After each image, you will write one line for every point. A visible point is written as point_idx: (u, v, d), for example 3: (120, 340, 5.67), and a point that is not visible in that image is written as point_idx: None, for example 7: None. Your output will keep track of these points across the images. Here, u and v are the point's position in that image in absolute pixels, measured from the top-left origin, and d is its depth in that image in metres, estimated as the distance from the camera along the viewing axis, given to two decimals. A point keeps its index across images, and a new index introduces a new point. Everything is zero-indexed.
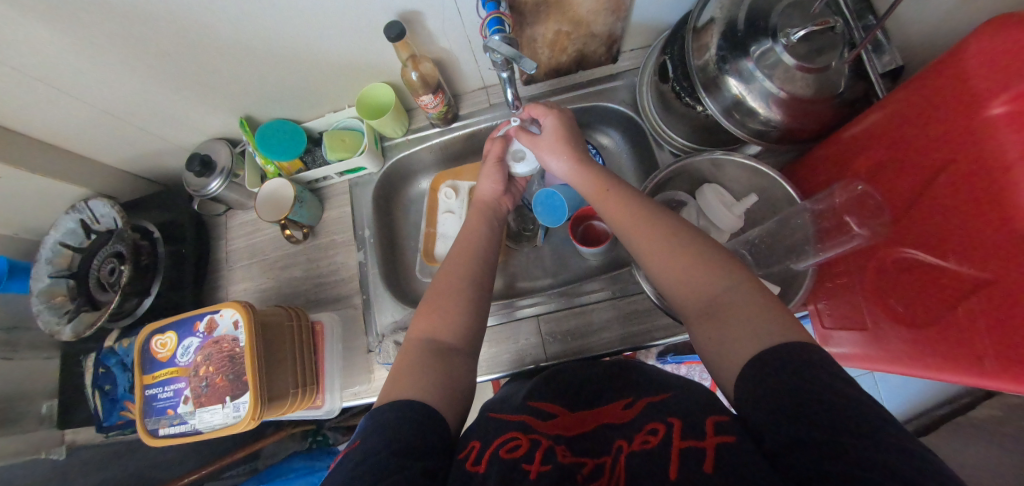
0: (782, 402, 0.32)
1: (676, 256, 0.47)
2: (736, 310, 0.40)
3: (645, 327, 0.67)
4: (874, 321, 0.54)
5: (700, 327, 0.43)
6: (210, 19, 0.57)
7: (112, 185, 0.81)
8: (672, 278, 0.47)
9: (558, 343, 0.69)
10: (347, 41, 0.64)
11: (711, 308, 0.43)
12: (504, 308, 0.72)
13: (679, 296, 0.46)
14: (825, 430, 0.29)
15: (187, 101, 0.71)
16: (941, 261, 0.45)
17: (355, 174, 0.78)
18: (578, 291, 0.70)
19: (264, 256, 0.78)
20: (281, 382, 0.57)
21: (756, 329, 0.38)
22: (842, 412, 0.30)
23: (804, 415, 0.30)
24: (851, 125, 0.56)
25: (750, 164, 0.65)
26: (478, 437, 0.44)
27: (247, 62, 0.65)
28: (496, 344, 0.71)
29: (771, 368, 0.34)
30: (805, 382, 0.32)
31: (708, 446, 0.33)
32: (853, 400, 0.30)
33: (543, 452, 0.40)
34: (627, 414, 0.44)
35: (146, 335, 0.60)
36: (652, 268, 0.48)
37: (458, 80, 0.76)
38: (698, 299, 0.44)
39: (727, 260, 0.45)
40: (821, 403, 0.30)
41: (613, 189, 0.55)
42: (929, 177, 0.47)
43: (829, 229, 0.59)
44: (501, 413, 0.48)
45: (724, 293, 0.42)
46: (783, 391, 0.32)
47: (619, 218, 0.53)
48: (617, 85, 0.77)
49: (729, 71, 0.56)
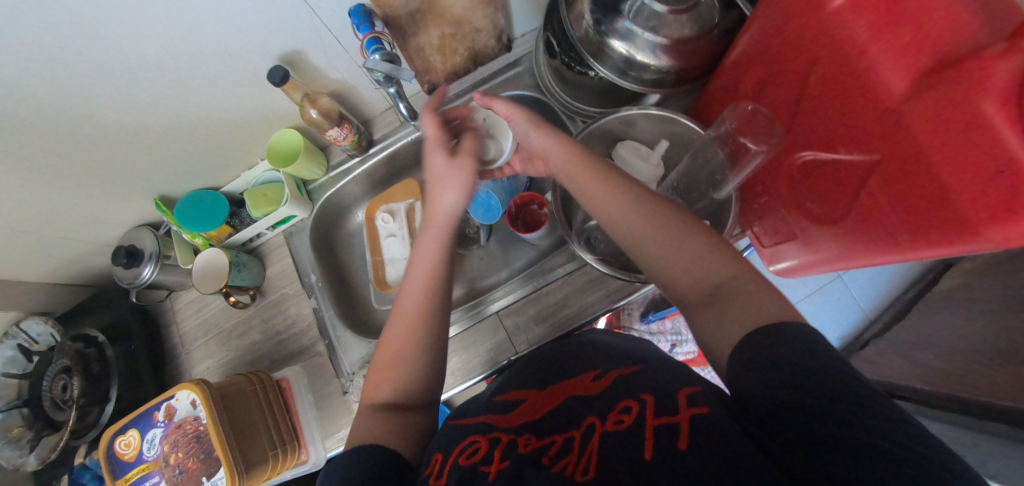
0: (771, 371, 0.32)
1: (677, 244, 0.45)
2: (743, 295, 0.40)
3: (604, 293, 0.68)
4: (801, 229, 0.56)
5: (705, 313, 0.42)
6: (85, 110, 0.55)
7: (43, 301, 0.78)
8: (673, 263, 0.45)
9: (526, 331, 0.69)
10: (239, 96, 0.64)
11: (711, 295, 0.42)
12: (473, 310, 0.73)
13: (677, 284, 0.46)
14: (816, 394, 0.30)
15: (92, 197, 0.69)
16: (835, 154, 0.48)
17: (287, 224, 0.77)
18: (540, 272, 0.71)
19: (219, 329, 0.77)
20: (257, 449, 0.56)
21: (757, 309, 0.38)
22: (830, 380, 0.30)
23: (785, 381, 0.31)
24: (729, 53, 0.59)
25: (657, 113, 0.66)
26: (440, 448, 0.44)
27: (142, 143, 0.64)
28: (467, 348, 0.71)
29: (764, 340, 0.35)
30: (795, 352, 0.32)
31: (681, 420, 0.35)
32: (840, 371, 0.30)
33: (503, 448, 0.41)
34: (595, 385, 0.45)
35: (109, 440, 0.58)
36: (652, 256, 0.47)
37: (364, 106, 0.76)
38: (702, 288, 0.43)
39: (734, 253, 0.45)
40: (811, 368, 0.31)
41: (586, 170, 0.53)
42: (804, 79, 0.49)
43: (734, 152, 0.62)
44: (465, 418, 0.49)
45: (729, 280, 0.42)
46: (774, 361, 0.33)
47: (606, 202, 0.51)
48: (519, 72, 0.79)
49: (609, 33, 0.58)
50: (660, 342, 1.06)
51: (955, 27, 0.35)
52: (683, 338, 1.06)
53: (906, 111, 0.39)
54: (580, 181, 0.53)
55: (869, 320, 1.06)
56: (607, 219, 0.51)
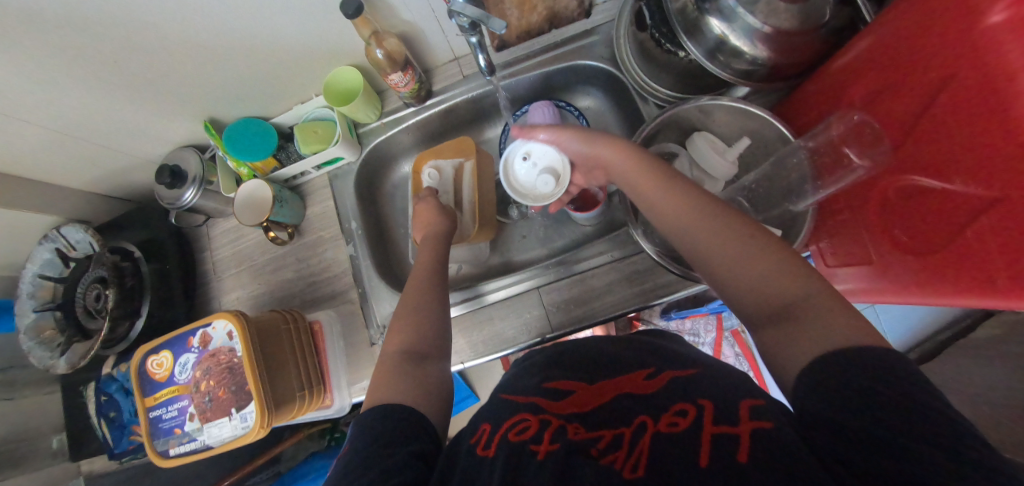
0: (851, 401, 0.29)
1: (746, 258, 0.41)
2: (821, 316, 0.35)
3: (649, 286, 0.66)
4: (878, 254, 0.53)
5: (769, 331, 0.38)
6: (151, 18, 0.52)
7: (82, 209, 0.78)
8: (739, 280, 0.41)
9: (559, 312, 0.68)
10: (304, 25, 0.60)
11: (782, 311, 0.38)
12: (468, 298, 0.71)
13: (744, 300, 0.41)
14: (911, 432, 0.26)
15: (143, 110, 0.67)
16: (947, 184, 0.43)
17: (333, 165, 0.75)
18: (570, 260, 0.69)
19: (252, 261, 0.76)
20: (286, 388, 0.56)
21: (830, 330, 0.34)
22: (930, 423, 0.26)
23: (865, 412, 0.28)
24: (840, 55, 0.54)
25: (740, 106, 0.62)
26: (488, 421, 0.45)
27: (200, 61, 0.61)
28: (501, 319, 0.70)
29: (841, 365, 0.31)
30: (892, 387, 0.28)
31: (742, 433, 0.32)
32: (942, 414, 0.27)
33: (553, 431, 0.39)
34: (652, 385, 0.43)
35: (142, 357, 0.58)
36: (716, 271, 0.43)
37: (428, 54, 0.72)
38: (765, 303, 0.39)
39: (817, 272, 0.39)
40: (905, 410, 0.27)
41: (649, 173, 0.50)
42: (932, 99, 0.44)
43: (827, 165, 0.58)
44: (515, 395, 0.49)
45: (798, 298, 0.37)
46: (863, 391, 0.29)
47: (669, 209, 0.48)
48: (594, 41, 0.73)
49: (709, 11, 0.54)
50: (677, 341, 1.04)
51: None
52: (701, 341, 1.04)
53: None
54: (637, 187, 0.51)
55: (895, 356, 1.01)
56: (669, 229, 0.48)
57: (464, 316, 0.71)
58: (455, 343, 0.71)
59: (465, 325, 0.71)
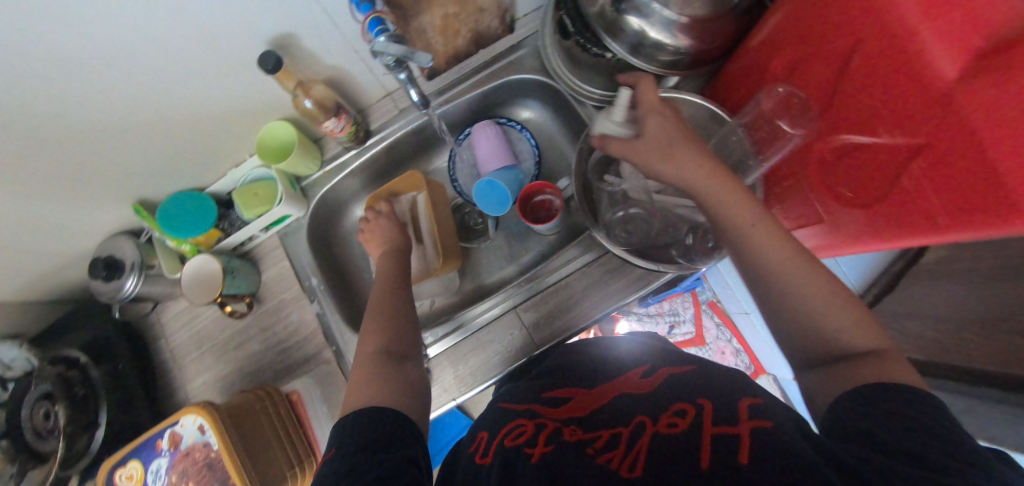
0: (878, 434, 0.29)
1: (802, 272, 0.40)
2: (878, 361, 0.35)
3: (623, 284, 0.66)
4: (828, 212, 0.55)
5: (817, 368, 0.38)
6: (48, 109, 0.48)
7: (12, 323, 0.71)
8: (794, 300, 0.40)
9: (540, 328, 0.67)
10: (223, 87, 0.57)
11: (839, 346, 0.37)
12: (456, 327, 0.70)
13: (790, 325, 0.40)
14: (926, 445, 0.27)
15: (62, 206, 0.62)
16: (876, 138, 0.46)
17: (281, 224, 0.71)
18: (544, 271, 0.69)
19: (214, 341, 0.71)
20: (274, 471, 0.52)
21: (886, 371, 0.34)
22: (947, 440, 0.27)
23: (882, 439, 0.29)
24: (756, 33, 0.56)
25: (672, 95, 0.66)
26: (486, 428, 0.48)
27: (115, 143, 0.57)
28: (486, 345, 0.69)
29: (871, 399, 0.32)
30: (919, 408, 0.30)
31: (743, 432, 0.32)
32: (954, 433, 0.28)
33: (548, 433, 0.41)
34: (648, 383, 0.46)
35: (106, 473, 0.53)
36: (768, 281, 0.42)
37: (359, 94, 0.70)
38: (811, 339, 0.39)
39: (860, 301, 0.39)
40: (929, 427, 0.28)
41: (686, 154, 0.49)
42: (845, 61, 0.47)
43: (766, 138, 0.62)
44: (514, 402, 0.51)
45: (842, 338, 0.37)
46: (891, 412, 0.30)
47: (718, 192, 0.47)
48: (523, 54, 0.73)
49: (626, 10, 0.54)
50: (658, 324, 1.06)
51: (1007, 9, 0.33)
52: (681, 319, 1.07)
53: (956, 95, 0.37)
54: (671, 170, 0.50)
55: None
56: (714, 214, 0.47)
57: (447, 351, 0.69)
58: (443, 381, 0.68)
59: (450, 360, 0.69)
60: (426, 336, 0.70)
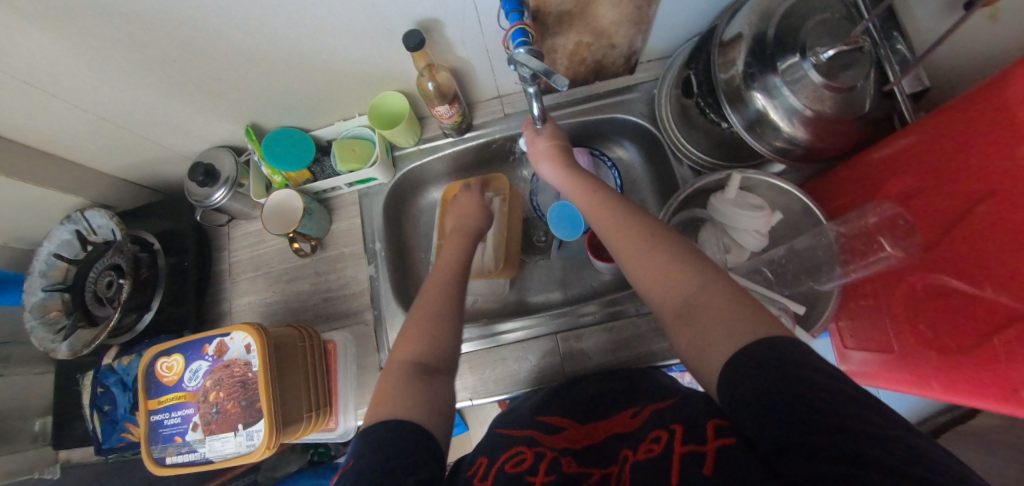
0: (767, 400, 0.32)
1: (667, 276, 0.46)
2: (712, 309, 0.41)
3: (650, 346, 0.66)
4: (901, 345, 0.53)
5: (679, 329, 0.44)
6: (215, 25, 0.53)
7: (106, 194, 0.78)
8: (661, 293, 0.46)
9: (557, 363, 0.68)
10: (363, 49, 0.62)
11: (690, 310, 0.43)
12: (484, 334, 0.72)
13: (663, 305, 0.46)
14: (816, 427, 0.30)
15: (189, 107, 0.68)
16: (977, 290, 0.43)
17: (365, 184, 0.76)
18: (568, 314, 0.71)
19: (270, 268, 0.76)
20: (294, 406, 0.55)
21: (728, 330, 0.38)
22: (821, 405, 0.30)
23: (780, 412, 0.32)
24: (879, 146, 0.55)
25: (775, 182, 0.62)
26: (484, 454, 0.49)
27: (256, 69, 0.62)
28: (509, 362, 0.70)
29: (749, 369, 0.35)
30: (786, 375, 0.33)
31: (708, 450, 0.35)
32: (821, 387, 0.31)
33: (548, 463, 0.43)
34: (635, 421, 0.46)
35: (151, 357, 0.57)
36: (645, 288, 0.48)
37: (474, 89, 0.74)
38: (675, 302, 0.45)
39: (694, 263, 0.46)
40: (816, 404, 0.31)
41: (603, 200, 0.57)
42: (968, 207, 0.44)
43: (856, 248, 0.58)
44: (509, 429, 0.53)
45: (701, 292, 0.43)
46: (769, 388, 0.33)
47: (638, 265, 0.49)
48: (633, 97, 0.77)
49: (756, 87, 0.56)
50: None
51: None
52: None
53: None
54: (613, 236, 0.53)
55: (921, 416, 0.89)
56: (644, 292, 0.49)
57: (477, 353, 0.71)
58: (464, 379, 0.70)
59: (474, 364, 0.71)
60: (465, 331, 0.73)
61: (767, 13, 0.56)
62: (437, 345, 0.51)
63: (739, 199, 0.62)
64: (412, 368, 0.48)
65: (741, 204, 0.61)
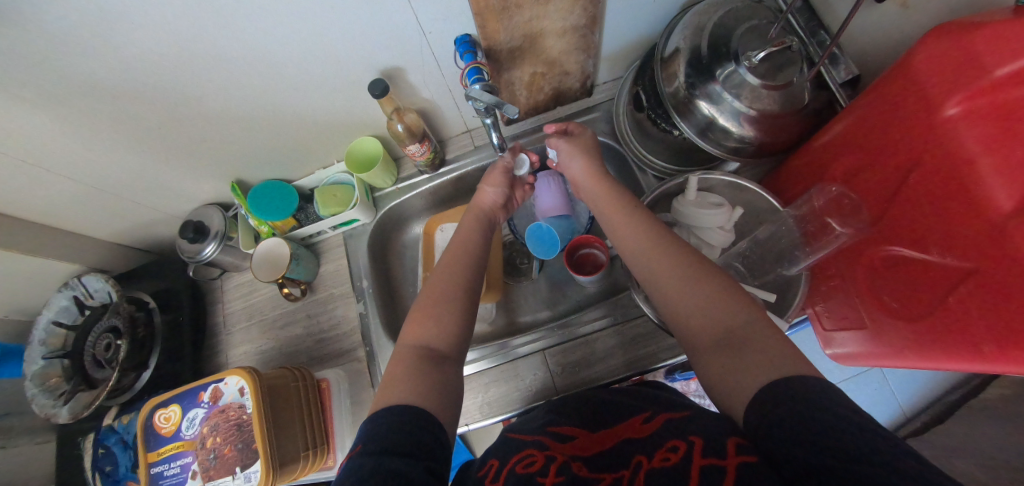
0: (792, 427, 0.33)
1: (708, 303, 0.47)
2: (756, 341, 0.42)
3: (650, 351, 0.67)
4: (871, 318, 0.54)
5: (715, 357, 0.44)
6: (194, 92, 0.58)
7: (102, 260, 0.81)
8: (700, 320, 0.47)
9: (567, 375, 0.69)
10: (334, 102, 0.67)
11: (730, 340, 0.43)
12: (498, 350, 0.73)
13: (697, 331, 0.47)
14: (850, 457, 0.29)
15: (177, 170, 0.72)
16: (926, 254, 0.47)
17: (349, 226, 0.79)
18: (575, 322, 0.72)
19: (263, 316, 0.78)
20: (291, 445, 0.56)
21: (770, 354, 0.40)
22: (859, 442, 0.30)
23: (807, 436, 0.32)
24: (820, 134, 0.57)
25: (732, 180, 0.66)
26: (496, 457, 0.50)
27: (237, 128, 0.67)
28: (521, 376, 0.71)
29: (782, 396, 0.35)
30: (824, 411, 0.32)
31: (729, 465, 0.34)
32: (863, 427, 0.31)
33: (559, 465, 0.44)
34: (647, 428, 0.47)
35: (149, 410, 0.58)
36: (682, 317, 0.49)
37: (443, 127, 0.79)
38: (713, 332, 0.45)
39: (735, 294, 0.47)
40: (850, 438, 0.30)
41: (614, 196, 0.61)
42: (903, 178, 0.49)
43: (813, 232, 0.61)
44: (520, 434, 0.54)
45: (743, 326, 0.44)
46: (805, 418, 0.33)
47: (674, 290, 0.50)
48: (595, 117, 0.82)
49: (699, 95, 0.60)
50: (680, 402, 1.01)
51: None
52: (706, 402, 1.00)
53: (1010, 226, 0.38)
54: (626, 232, 0.57)
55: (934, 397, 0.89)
56: (680, 318, 0.49)
57: (481, 374, 0.72)
58: (470, 402, 0.71)
59: (479, 384, 0.72)
60: (471, 353, 0.74)
61: (699, 27, 0.62)
62: None
63: (700, 202, 0.65)
64: (421, 352, 0.50)
65: (703, 203, 0.65)
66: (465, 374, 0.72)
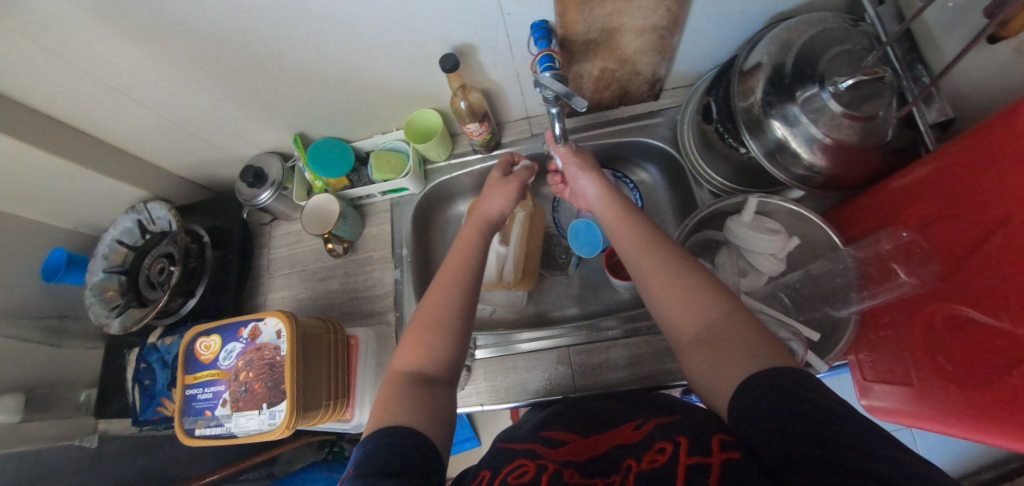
0: (771, 420, 0.34)
1: (688, 303, 0.47)
2: (731, 337, 0.42)
3: (659, 368, 0.67)
4: (920, 378, 0.51)
5: (698, 356, 0.44)
6: (276, 43, 0.60)
7: (167, 189, 0.86)
8: (676, 317, 0.48)
9: (568, 377, 0.70)
10: (404, 71, 0.68)
11: (709, 337, 0.44)
12: (500, 341, 0.74)
13: (680, 329, 0.47)
14: (825, 445, 0.31)
15: (248, 116, 0.76)
16: (993, 319, 0.43)
17: (397, 194, 0.81)
18: (595, 328, 0.72)
19: (305, 266, 0.81)
20: (316, 392, 0.59)
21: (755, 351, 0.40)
22: (831, 427, 0.31)
23: (786, 429, 0.33)
24: (897, 176, 0.55)
25: (796, 209, 0.63)
26: (488, 468, 0.50)
27: (310, 83, 0.69)
28: (523, 370, 0.72)
29: (761, 389, 0.36)
30: (797, 400, 0.34)
31: (714, 463, 0.35)
32: (834, 412, 0.32)
33: (549, 476, 0.44)
34: (636, 434, 0.46)
35: (192, 336, 0.62)
36: (664, 317, 0.49)
37: (503, 110, 0.79)
38: (694, 328, 0.46)
39: (711, 287, 0.48)
40: (823, 423, 0.32)
41: (622, 213, 0.59)
42: (985, 235, 0.45)
43: (874, 276, 0.59)
44: (514, 444, 0.53)
45: (719, 320, 0.44)
46: (782, 410, 0.34)
47: (655, 289, 0.50)
48: (658, 121, 0.80)
49: (774, 115, 0.58)
50: None
51: None
52: None
53: None
54: (626, 251, 0.55)
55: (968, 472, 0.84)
56: (665, 319, 0.49)
57: (487, 360, 0.73)
58: (477, 384, 0.72)
59: (486, 370, 0.73)
60: (480, 338, 0.74)
61: (787, 44, 0.59)
62: (442, 346, 0.53)
63: (758, 226, 0.63)
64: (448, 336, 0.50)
65: (763, 227, 0.63)
66: (472, 359, 0.73)
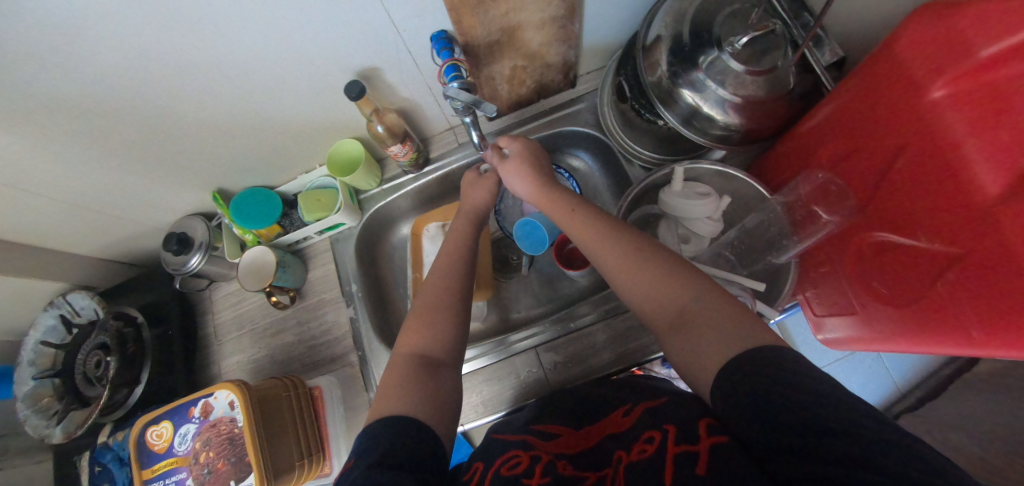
0: (757, 404, 0.33)
1: (658, 289, 0.46)
2: (705, 319, 0.42)
3: (634, 347, 0.68)
4: (859, 305, 0.54)
5: (675, 340, 0.44)
6: (164, 103, 0.56)
7: (88, 276, 0.80)
8: (648, 304, 0.47)
9: (560, 371, 0.69)
10: (311, 107, 0.65)
11: (683, 321, 0.44)
12: (496, 347, 0.73)
13: (653, 316, 0.47)
14: (818, 431, 0.29)
15: (156, 183, 0.71)
16: (913, 240, 0.46)
17: (335, 230, 0.79)
18: (571, 317, 0.71)
19: (254, 325, 0.78)
20: (286, 455, 0.56)
21: (721, 330, 0.40)
22: (822, 410, 0.30)
23: (775, 416, 0.31)
24: (806, 119, 0.57)
25: (719, 169, 0.65)
26: (482, 458, 0.50)
27: (214, 137, 0.65)
28: (520, 371, 0.71)
29: (744, 371, 0.35)
30: (785, 383, 0.32)
31: (702, 449, 0.36)
32: (825, 393, 0.31)
33: (543, 466, 0.44)
34: (626, 420, 0.47)
35: (141, 427, 0.58)
36: (636, 304, 0.48)
37: (425, 125, 0.78)
38: (668, 312, 0.45)
39: (682, 273, 0.47)
40: (813, 407, 0.30)
41: (567, 203, 0.57)
42: (890, 163, 0.48)
43: (801, 220, 0.61)
44: (505, 435, 0.54)
45: (694, 303, 0.44)
46: (769, 393, 0.32)
47: (625, 278, 0.49)
48: (579, 108, 0.81)
49: (681, 83, 0.59)
50: None
51: None
52: None
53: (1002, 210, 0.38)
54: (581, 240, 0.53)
55: None
56: (641, 305, 0.48)
57: (484, 369, 0.72)
58: (474, 397, 0.71)
59: (482, 380, 0.72)
60: (471, 349, 0.73)
61: (679, 14, 0.60)
62: None
63: (688, 192, 0.64)
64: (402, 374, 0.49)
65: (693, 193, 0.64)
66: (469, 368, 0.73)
